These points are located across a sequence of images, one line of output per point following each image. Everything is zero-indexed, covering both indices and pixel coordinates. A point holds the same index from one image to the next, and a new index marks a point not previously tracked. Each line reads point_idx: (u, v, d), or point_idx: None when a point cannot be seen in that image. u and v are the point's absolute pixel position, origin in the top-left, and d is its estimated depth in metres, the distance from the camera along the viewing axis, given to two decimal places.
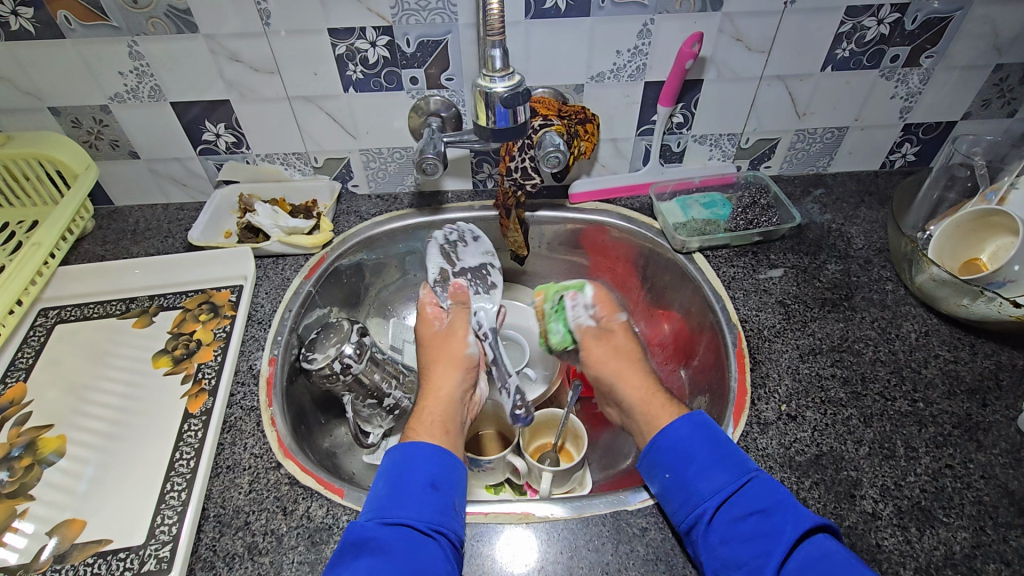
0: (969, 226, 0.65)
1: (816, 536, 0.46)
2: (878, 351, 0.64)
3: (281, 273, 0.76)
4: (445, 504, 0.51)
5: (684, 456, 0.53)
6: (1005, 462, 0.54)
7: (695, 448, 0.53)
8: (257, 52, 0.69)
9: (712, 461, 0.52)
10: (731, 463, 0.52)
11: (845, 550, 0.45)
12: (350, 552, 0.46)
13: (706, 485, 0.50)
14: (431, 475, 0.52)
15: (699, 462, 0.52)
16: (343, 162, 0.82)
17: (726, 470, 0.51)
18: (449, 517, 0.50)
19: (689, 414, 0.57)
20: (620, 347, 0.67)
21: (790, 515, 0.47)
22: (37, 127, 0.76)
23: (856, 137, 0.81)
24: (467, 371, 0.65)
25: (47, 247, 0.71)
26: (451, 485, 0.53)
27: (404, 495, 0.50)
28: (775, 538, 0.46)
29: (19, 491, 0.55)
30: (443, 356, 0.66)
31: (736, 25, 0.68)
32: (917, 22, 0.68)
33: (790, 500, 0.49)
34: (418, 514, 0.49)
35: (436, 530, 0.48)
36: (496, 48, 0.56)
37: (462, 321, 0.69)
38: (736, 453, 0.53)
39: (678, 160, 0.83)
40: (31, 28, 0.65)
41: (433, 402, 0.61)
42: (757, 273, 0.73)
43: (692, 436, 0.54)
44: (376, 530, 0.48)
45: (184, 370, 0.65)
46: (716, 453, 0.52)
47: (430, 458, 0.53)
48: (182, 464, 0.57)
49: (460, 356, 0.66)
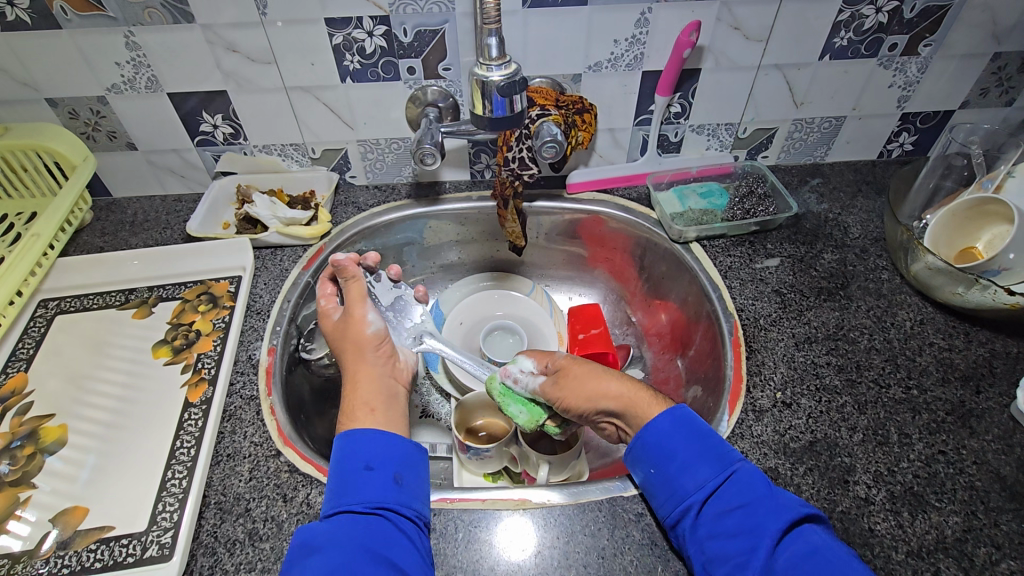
0: (965, 214, 0.65)
1: (804, 528, 0.45)
2: (873, 339, 0.64)
3: (279, 264, 0.76)
4: (384, 480, 0.51)
5: (666, 450, 0.51)
6: (997, 448, 0.55)
7: (678, 443, 0.51)
8: (254, 42, 0.69)
9: (694, 454, 0.50)
10: (714, 457, 0.50)
11: (834, 544, 0.44)
12: (299, 552, 0.46)
13: (689, 481, 0.49)
14: (365, 456, 0.52)
15: (683, 458, 0.50)
16: (340, 153, 0.82)
17: (709, 465, 0.49)
18: (389, 492, 0.50)
19: (670, 408, 0.54)
20: (586, 372, 0.60)
21: (775, 508, 0.46)
22: (34, 118, 0.76)
23: (854, 126, 0.81)
24: (375, 347, 0.62)
25: (46, 238, 0.71)
26: (390, 461, 0.52)
27: (342, 482, 0.50)
28: (759, 533, 0.44)
29: (22, 480, 0.56)
30: (346, 338, 0.63)
31: (734, 14, 0.67)
32: (916, 10, 0.68)
33: (775, 493, 0.47)
34: (355, 497, 0.49)
35: (376, 507, 0.48)
36: (493, 36, 0.56)
37: (353, 297, 0.65)
38: (723, 445, 0.51)
39: (676, 150, 0.84)
40: (27, 19, 0.65)
41: (357, 391, 0.59)
42: (753, 263, 0.73)
43: (676, 431, 0.52)
44: (322, 524, 0.47)
45: (184, 359, 0.66)
46: (701, 446, 0.50)
47: (372, 440, 0.53)
48: (182, 452, 0.57)
49: (362, 336, 0.62)
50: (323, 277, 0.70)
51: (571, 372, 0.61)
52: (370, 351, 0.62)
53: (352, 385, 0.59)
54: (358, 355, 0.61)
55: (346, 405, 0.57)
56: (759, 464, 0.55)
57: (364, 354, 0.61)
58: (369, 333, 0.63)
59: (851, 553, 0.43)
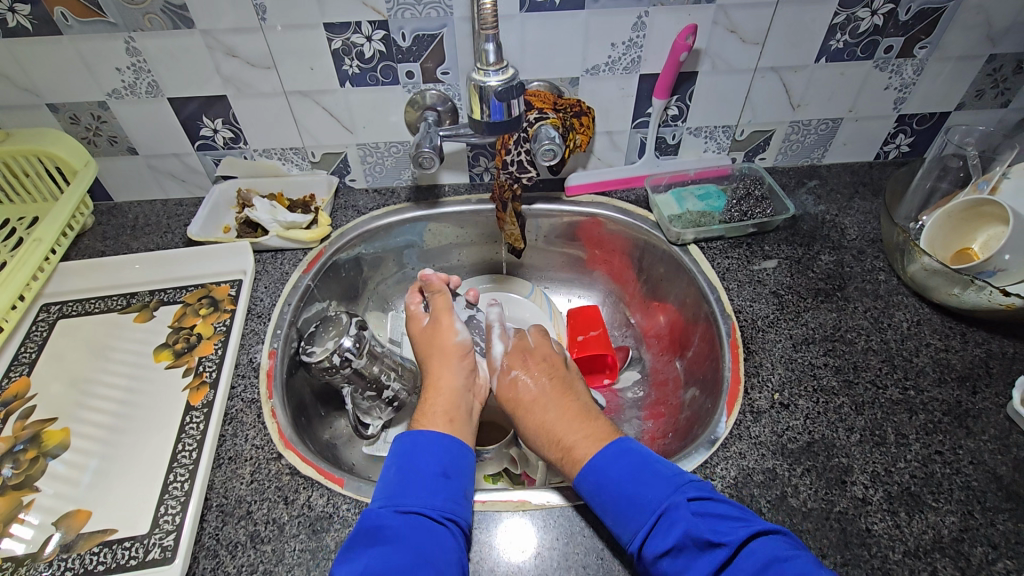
0: (960, 216, 0.66)
1: (743, 557, 0.43)
2: (869, 340, 0.65)
3: (280, 268, 0.77)
4: (456, 491, 0.51)
5: (600, 499, 0.50)
6: (993, 448, 0.55)
7: (608, 490, 0.50)
8: (253, 47, 0.69)
9: (622, 500, 0.49)
10: (638, 501, 0.48)
11: (790, 561, 0.42)
12: (364, 540, 0.46)
13: (624, 529, 0.48)
14: (442, 464, 0.52)
15: (616, 503, 0.49)
16: (340, 157, 0.83)
17: (637, 509, 0.48)
18: (459, 505, 0.50)
19: (618, 442, 0.53)
20: (524, 412, 0.60)
21: (703, 546, 0.44)
22: (35, 124, 0.76)
23: (851, 128, 0.82)
24: (461, 356, 0.64)
25: (48, 243, 0.72)
26: (462, 473, 0.53)
27: (413, 483, 0.50)
28: (695, 573, 0.44)
29: (25, 483, 0.56)
30: (432, 345, 0.65)
31: (730, 17, 0.68)
32: (911, 13, 0.68)
33: (706, 523, 0.45)
34: (431, 501, 0.49)
35: (447, 518, 0.49)
36: (490, 42, 0.56)
37: (441, 308, 0.67)
38: (655, 478, 0.49)
39: (674, 152, 0.84)
40: (29, 25, 0.66)
41: (435, 397, 0.60)
42: (751, 264, 0.74)
43: (601, 475, 0.51)
44: (390, 518, 0.48)
45: (185, 363, 0.66)
46: (630, 486, 0.49)
47: (444, 448, 0.53)
48: (184, 455, 0.58)
49: (449, 343, 0.64)
50: (412, 288, 0.73)
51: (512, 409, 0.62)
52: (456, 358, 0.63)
53: (435, 391, 0.60)
54: (440, 359, 0.63)
55: (423, 410, 0.58)
56: (757, 465, 0.55)
57: (449, 359, 0.63)
58: (456, 341, 0.65)
59: (812, 565, 0.42)
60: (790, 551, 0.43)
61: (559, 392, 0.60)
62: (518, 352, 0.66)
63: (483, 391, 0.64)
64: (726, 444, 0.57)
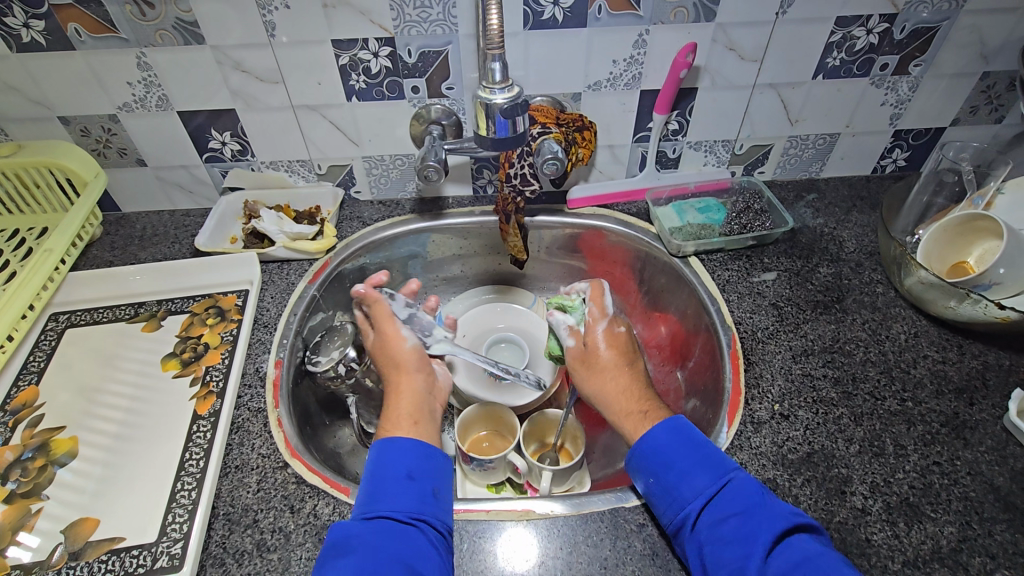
0: (956, 230, 0.67)
1: (794, 536, 0.46)
2: (868, 352, 0.66)
3: (286, 278, 0.78)
4: (422, 491, 0.52)
5: (664, 460, 0.53)
6: (990, 459, 0.56)
7: (676, 453, 0.53)
8: (261, 62, 0.70)
9: (691, 464, 0.52)
10: (710, 466, 0.51)
11: (829, 552, 0.45)
12: (333, 552, 0.46)
13: (685, 489, 0.50)
14: (406, 466, 0.53)
15: (680, 467, 0.52)
16: (345, 169, 0.84)
17: (706, 474, 0.51)
18: (427, 504, 0.51)
19: (668, 420, 0.56)
20: (609, 367, 0.65)
21: (766, 517, 0.47)
22: (47, 136, 0.78)
23: (848, 143, 0.83)
24: (416, 361, 0.66)
25: (58, 253, 0.73)
26: (430, 474, 0.54)
27: (383, 488, 0.51)
28: (755, 537, 0.46)
29: (34, 491, 0.57)
30: (388, 357, 0.67)
31: (729, 36, 0.70)
32: (905, 31, 0.70)
33: (768, 502, 0.49)
34: (394, 505, 0.50)
35: (415, 518, 0.49)
36: (496, 61, 0.58)
37: (381, 318, 0.69)
38: (716, 454, 0.53)
39: (674, 166, 0.86)
40: (42, 40, 0.67)
41: (399, 400, 0.62)
42: (751, 276, 0.75)
43: (670, 442, 0.54)
44: (358, 525, 0.48)
45: (192, 372, 0.67)
46: (695, 455, 0.52)
47: (408, 450, 0.54)
48: (192, 464, 0.58)
49: (399, 352, 0.67)
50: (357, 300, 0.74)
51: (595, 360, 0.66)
52: (414, 368, 0.66)
53: (397, 396, 0.62)
54: (402, 371, 0.65)
55: (389, 414, 0.60)
56: (758, 475, 0.56)
57: (408, 370, 0.65)
58: (409, 349, 0.67)
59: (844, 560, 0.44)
60: (827, 544, 0.46)
61: (642, 368, 0.66)
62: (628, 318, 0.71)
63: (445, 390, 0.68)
64: (727, 454, 0.57)
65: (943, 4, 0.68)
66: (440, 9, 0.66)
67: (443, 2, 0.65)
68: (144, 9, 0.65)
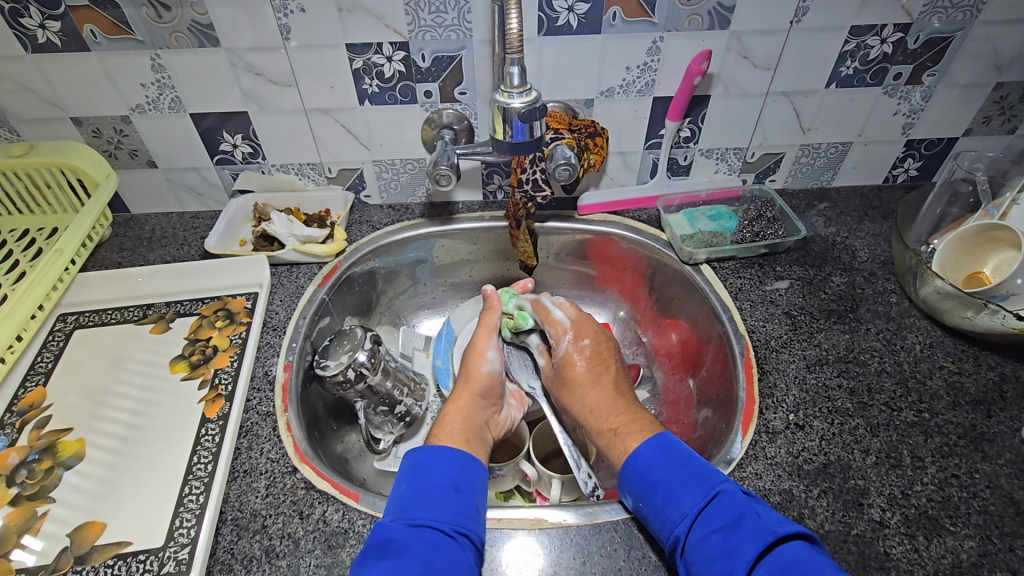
0: (971, 240, 0.67)
1: (783, 546, 0.44)
2: (883, 362, 0.65)
3: (295, 281, 0.77)
4: (467, 505, 0.51)
5: (648, 480, 0.51)
6: (1009, 472, 0.55)
7: (658, 470, 0.52)
8: (274, 65, 0.70)
9: (677, 482, 0.50)
10: (695, 480, 0.50)
11: (822, 559, 0.43)
12: (373, 553, 0.46)
13: (672, 510, 0.49)
14: (454, 478, 0.53)
15: (664, 487, 0.51)
16: (356, 173, 0.84)
17: (693, 489, 0.50)
18: (470, 519, 0.50)
19: (657, 435, 0.56)
20: (583, 382, 0.65)
21: (753, 530, 0.45)
22: (59, 137, 0.78)
23: (860, 152, 0.83)
24: (492, 387, 0.65)
25: (69, 254, 0.73)
26: (474, 489, 0.54)
27: (426, 497, 0.51)
28: (737, 556, 0.44)
29: (40, 493, 0.56)
30: (466, 371, 0.66)
31: (743, 43, 0.69)
32: (920, 41, 0.70)
33: (757, 514, 0.47)
34: (439, 515, 0.49)
35: (457, 531, 0.49)
36: (514, 65, 0.57)
37: (483, 327, 0.69)
38: (705, 470, 0.51)
39: (685, 173, 0.85)
40: (57, 41, 0.67)
41: (454, 415, 0.61)
42: (763, 284, 0.75)
43: (654, 459, 0.53)
44: (400, 530, 0.48)
45: (201, 375, 0.66)
46: (681, 471, 0.51)
47: (454, 462, 0.55)
48: (200, 468, 0.58)
49: (477, 371, 0.65)
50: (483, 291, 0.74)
51: (571, 375, 0.66)
52: (480, 392, 0.64)
53: (452, 409, 0.62)
54: (466, 387, 0.64)
55: (443, 423, 0.60)
56: (774, 486, 0.55)
57: (472, 389, 0.64)
58: (484, 371, 0.65)
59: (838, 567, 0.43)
60: (818, 555, 0.43)
61: (623, 385, 0.65)
62: (590, 323, 0.71)
63: (503, 427, 0.66)
64: (741, 465, 0.57)
65: (957, 14, 0.68)
66: (455, 14, 0.66)
67: (458, 7, 0.66)
68: (160, 11, 0.65)
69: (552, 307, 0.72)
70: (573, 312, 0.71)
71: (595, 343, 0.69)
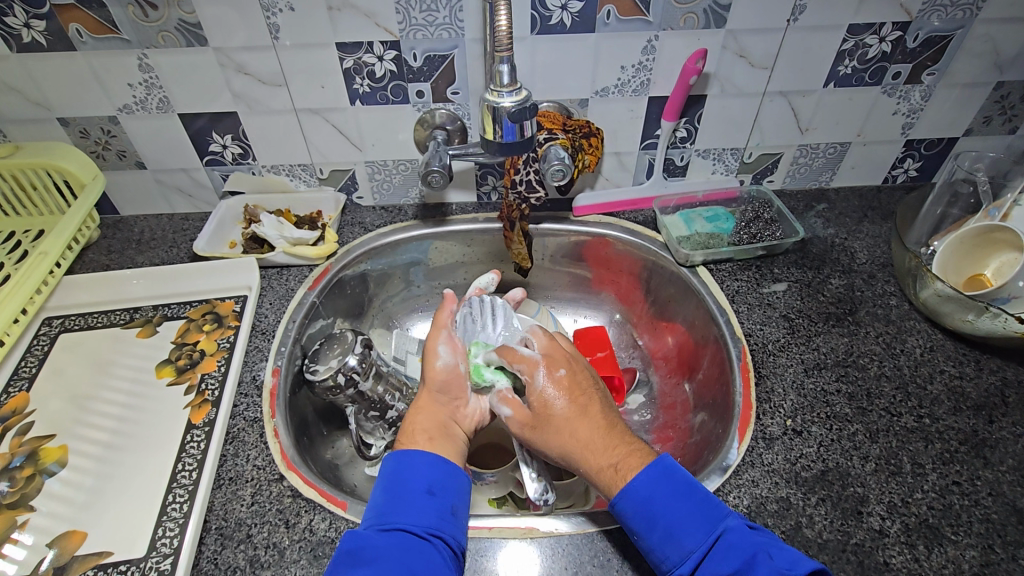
0: (972, 242, 0.65)
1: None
2: (882, 366, 0.64)
3: (285, 284, 0.76)
4: (442, 508, 0.50)
5: (649, 517, 0.49)
6: (1012, 480, 0.54)
7: (660, 507, 0.49)
8: (264, 65, 0.69)
9: (680, 519, 0.48)
10: (700, 519, 0.48)
11: None
12: (346, 561, 0.45)
13: (674, 550, 0.47)
14: (428, 481, 0.51)
15: (665, 524, 0.48)
16: (348, 174, 0.83)
17: (697, 529, 0.47)
18: (446, 522, 0.49)
19: (654, 462, 0.52)
20: (564, 418, 0.58)
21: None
22: (45, 137, 0.76)
23: (858, 152, 0.82)
24: (444, 382, 0.62)
25: (53, 257, 0.71)
26: (450, 490, 0.52)
27: (402, 502, 0.50)
28: None
29: (20, 502, 0.55)
30: (422, 369, 0.64)
31: (740, 42, 0.68)
32: (919, 40, 0.69)
33: (764, 556, 0.45)
34: (413, 519, 0.48)
35: (431, 534, 0.48)
36: (505, 64, 0.56)
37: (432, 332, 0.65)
38: (708, 503, 0.49)
39: (681, 174, 0.84)
40: (42, 40, 0.66)
41: (412, 419, 0.59)
42: (761, 287, 0.73)
43: (655, 496, 0.50)
44: (373, 536, 0.47)
45: (187, 380, 0.65)
46: (683, 509, 0.48)
47: (425, 465, 0.53)
48: (184, 475, 0.56)
49: (432, 372, 0.62)
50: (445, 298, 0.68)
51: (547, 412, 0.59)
52: (438, 390, 0.62)
53: (414, 410, 0.60)
54: (421, 388, 0.62)
55: (406, 426, 0.58)
56: (770, 494, 0.54)
57: (429, 390, 0.62)
58: (438, 368, 0.62)
59: None
60: None
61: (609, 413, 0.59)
62: (560, 349, 0.64)
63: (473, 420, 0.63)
64: (738, 472, 0.55)
65: (957, 13, 0.66)
66: (446, 13, 0.65)
67: (450, 6, 0.64)
68: (146, 10, 0.64)
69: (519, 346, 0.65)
70: (543, 343, 0.65)
71: (570, 373, 0.61)
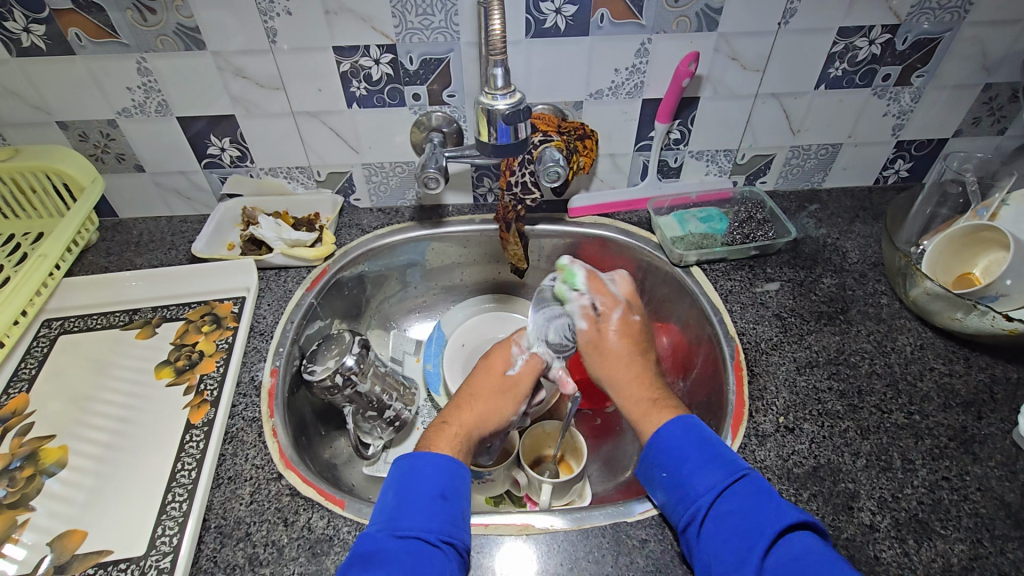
0: (960, 241, 0.66)
1: (802, 534, 0.46)
2: (873, 364, 0.65)
3: (283, 285, 0.77)
4: (454, 514, 0.51)
5: (678, 453, 0.53)
6: (1000, 475, 0.55)
7: (688, 448, 0.53)
8: (262, 69, 0.70)
9: (705, 459, 0.52)
10: (723, 463, 0.52)
11: (828, 550, 0.44)
12: (359, 563, 0.45)
13: (698, 483, 0.51)
14: (440, 486, 0.52)
15: (691, 461, 0.52)
16: (345, 176, 0.83)
17: (721, 469, 0.51)
18: (458, 528, 0.50)
19: (683, 417, 0.57)
20: (619, 354, 0.65)
21: (778, 512, 0.47)
22: (45, 141, 0.77)
23: (850, 153, 0.83)
24: (495, 419, 0.62)
25: (52, 259, 0.72)
26: (460, 495, 0.53)
27: (413, 507, 0.50)
28: (761, 531, 0.46)
29: (20, 502, 0.55)
30: (484, 404, 0.63)
31: (731, 45, 0.69)
32: (908, 43, 0.70)
33: (778, 500, 0.48)
34: (426, 525, 0.48)
35: (445, 540, 0.48)
36: (499, 68, 0.57)
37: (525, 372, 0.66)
38: (731, 453, 0.53)
39: (676, 175, 0.85)
40: (42, 45, 0.67)
41: (444, 432, 0.58)
42: (754, 287, 0.74)
43: (686, 437, 0.54)
44: (387, 541, 0.47)
45: (186, 381, 0.66)
46: (709, 453, 0.53)
47: (437, 471, 0.53)
48: (183, 475, 0.57)
49: (496, 404, 0.63)
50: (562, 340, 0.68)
51: (606, 340, 0.66)
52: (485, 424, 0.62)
53: (445, 425, 0.59)
54: (473, 413, 0.62)
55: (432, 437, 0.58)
56: None
57: (474, 413, 0.62)
58: (506, 415, 0.63)
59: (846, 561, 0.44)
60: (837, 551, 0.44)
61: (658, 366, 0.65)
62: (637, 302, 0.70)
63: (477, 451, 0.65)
64: None
65: (945, 16, 0.68)
66: (442, 16, 0.66)
67: (445, 10, 0.65)
68: (145, 15, 0.65)
69: (608, 282, 0.71)
70: (627, 289, 0.71)
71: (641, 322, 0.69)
